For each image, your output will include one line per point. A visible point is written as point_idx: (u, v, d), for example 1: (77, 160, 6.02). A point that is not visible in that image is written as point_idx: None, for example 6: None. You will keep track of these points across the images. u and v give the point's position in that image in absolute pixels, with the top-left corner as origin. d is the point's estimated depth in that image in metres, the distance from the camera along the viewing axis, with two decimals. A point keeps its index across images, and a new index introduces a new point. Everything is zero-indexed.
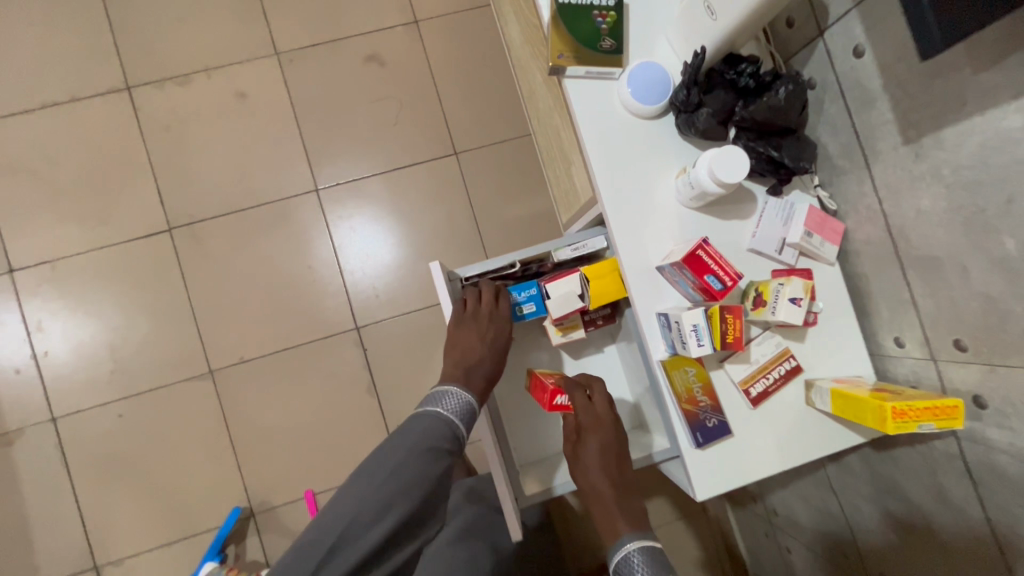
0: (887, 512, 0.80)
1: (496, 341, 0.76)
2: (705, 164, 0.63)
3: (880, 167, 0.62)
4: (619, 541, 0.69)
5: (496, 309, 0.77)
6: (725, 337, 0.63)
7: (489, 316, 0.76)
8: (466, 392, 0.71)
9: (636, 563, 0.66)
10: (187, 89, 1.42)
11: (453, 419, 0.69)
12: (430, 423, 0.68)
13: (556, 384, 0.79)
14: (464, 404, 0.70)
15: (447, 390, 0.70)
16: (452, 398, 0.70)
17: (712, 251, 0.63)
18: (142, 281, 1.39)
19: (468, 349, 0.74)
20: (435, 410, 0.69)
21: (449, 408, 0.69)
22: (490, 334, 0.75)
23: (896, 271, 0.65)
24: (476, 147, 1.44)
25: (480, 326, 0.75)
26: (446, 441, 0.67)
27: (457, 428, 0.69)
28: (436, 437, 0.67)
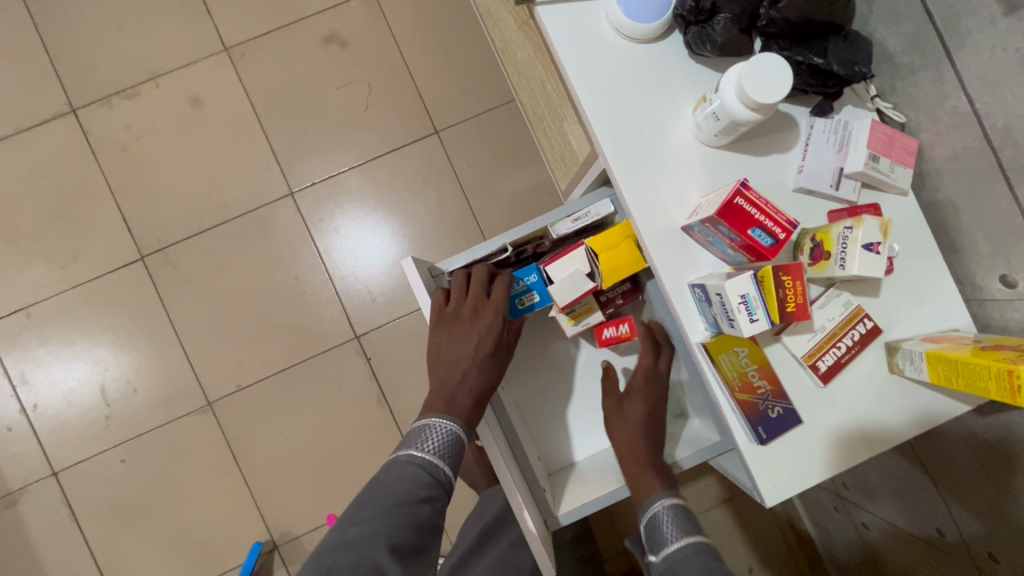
0: (997, 488, 0.65)
1: (486, 345, 0.64)
2: (732, 85, 0.48)
3: (969, 55, 0.48)
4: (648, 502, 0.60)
5: (483, 306, 0.65)
6: (784, 305, 0.49)
7: (473, 314, 0.64)
8: (450, 421, 0.58)
9: (664, 522, 0.56)
10: (137, 103, 1.30)
11: (435, 459, 0.56)
12: (408, 468, 0.54)
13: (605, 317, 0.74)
14: (450, 440, 0.57)
15: (428, 424, 0.58)
16: (434, 432, 0.58)
17: (753, 197, 0.49)
18: (123, 316, 1.29)
19: (455, 351, 0.64)
20: (413, 451, 0.56)
21: (430, 446, 0.57)
22: (478, 336, 0.64)
23: (999, 188, 0.49)
24: (459, 121, 1.29)
25: (465, 328, 0.64)
26: (427, 486, 0.54)
27: (442, 469, 0.56)
28: (415, 481, 0.54)
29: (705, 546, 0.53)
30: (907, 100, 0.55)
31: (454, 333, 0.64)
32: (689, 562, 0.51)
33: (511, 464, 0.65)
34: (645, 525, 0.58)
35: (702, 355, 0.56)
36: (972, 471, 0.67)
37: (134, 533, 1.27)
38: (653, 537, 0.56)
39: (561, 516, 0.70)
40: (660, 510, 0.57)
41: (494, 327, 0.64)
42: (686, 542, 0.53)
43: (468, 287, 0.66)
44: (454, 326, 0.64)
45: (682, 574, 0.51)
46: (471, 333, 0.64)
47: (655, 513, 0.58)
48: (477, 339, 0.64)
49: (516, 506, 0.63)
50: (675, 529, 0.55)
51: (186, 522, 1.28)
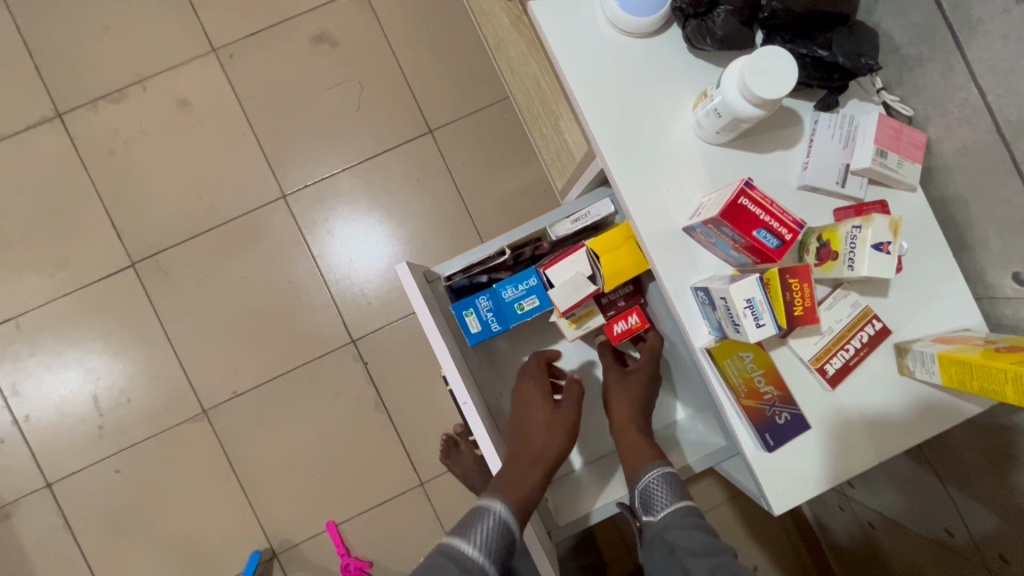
0: (1007, 488, 0.63)
1: (561, 436, 0.64)
2: (735, 78, 0.46)
3: (979, 46, 0.46)
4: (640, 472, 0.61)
5: (557, 409, 0.66)
6: (791, 309, 0.47)
7: (544, 411, 0.66)
8: (503, 509, 0.55)
9: (656, 491, 0.59)
10: (125, 107, 1.27)
11: (482, 552, 0.52)
12: (446, 559, 0.52)
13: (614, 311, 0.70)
14: (498, 530, 0.54)
15: (480, 512, 0.55)
16: (482, 519, 0.54)
17: (758, 196, 0.47)
18: (115, 324, 1.27)
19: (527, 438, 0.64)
20: (462, 541, 0.53)
21: (477, 537, 0.53)
22: (554, 432, 0.64)
23: (1012, 184, 0.47)
24: (452, 120, 1.27)
25: (537, 419, 0.65)
26: None
27: (487, 565, 0.52)
28: (450, 573, 0.51)
29: (692, 510, 0.57)
30: (914, 94, 0.53)
31: (527, 428, 0.65)
32: (679, 525, 0.55)
33: None
34: (638, 494, 0.61)
35: (705, 358, 0.54)
36: (982, 472, 0.66)
37: (131, 543, 1.26)
38: (645, 504, 0.59)
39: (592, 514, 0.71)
40: (650, 480, 0.60)
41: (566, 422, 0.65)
42: (676, 508, 0.57)
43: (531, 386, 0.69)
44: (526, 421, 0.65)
45: (675, 537, 0.54)
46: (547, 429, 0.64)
47: (646, 482, 0.60)
48: (548, 435, 0.63)
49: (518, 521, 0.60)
50: (665, 495, 0.58)
51: (184, 531, 1.26)
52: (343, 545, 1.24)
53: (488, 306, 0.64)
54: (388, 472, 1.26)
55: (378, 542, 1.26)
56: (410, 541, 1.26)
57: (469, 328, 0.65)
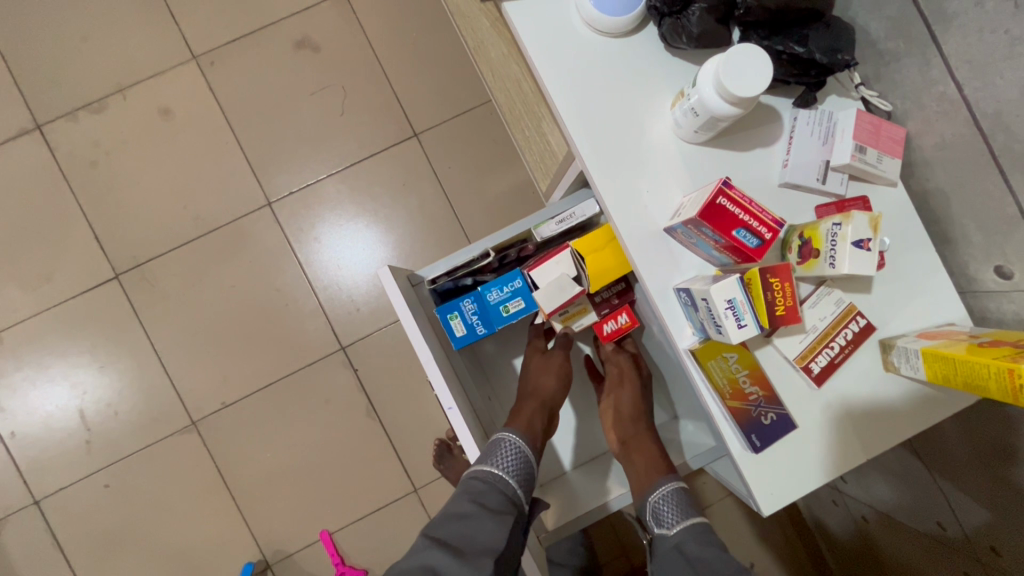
0: (997, 482, 0.63)
1: (557, 376, 0.69)
2: (711, 75, 0.45)
3: (954, 39, 0.45)
4: (655, 487, 0.61)
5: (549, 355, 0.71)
6: (773, 309, 0.47)
7: (542, 361, 0.71)
8: (519, 438, 0.59)
9: (667, 507, 0.59)
10: (106, 116, 1.26)
11: (507, 475, 0.57)
12: (475, 484, 0.55)
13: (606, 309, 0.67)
14: (518, 455, 0.58)
15: (500, 441, 0.58)
16: (501, 447, 0.58)
17: (737, 196, 0.46)
18: (100, 336, 1.25)
19: (535, 385, 0.68)
20: (489, 466, 0.57)
21: (501, 461, 0.57)
22: (554, 373, 0.70)
23: (992, 177, 0.47)
24: (438, 123, 1.26)
25: (536, 366, 0.71)
26: (498, 500, 0.55)
27: (513, 486, 0.57)
28: (484, 496, 0.55)
29: (704, 526, 0.56)
30: (892, 88, 0.52)
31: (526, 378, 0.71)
32: (691, 541, 0.54)
33: None
34: (648, 508, 0.61)
35: (690, 360, 0.54)
36: (972, 466, 0.66)
37: (121, 558, 1.24)
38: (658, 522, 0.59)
39: (610, 503, 0.72)
40: (661, 497, 0.60)
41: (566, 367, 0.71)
42: (688, 523, 0.56)
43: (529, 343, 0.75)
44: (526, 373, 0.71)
45: (689, 551, 0.53)
46: (544, 372, 0.70)
47: (658, 497, 0.60)
48: (548, 377, 0.69)
49: None
50: (675, 512, 0.58)
51: (175, 545, 1.24)
52: (337, 554, 1.23)
53: (472, 309, 0.62)
54: (381, 479, 1.25)
55: (372, 550, 1.25)
56: (404, 549, 1.25)
57: (453, 332, 0.63)
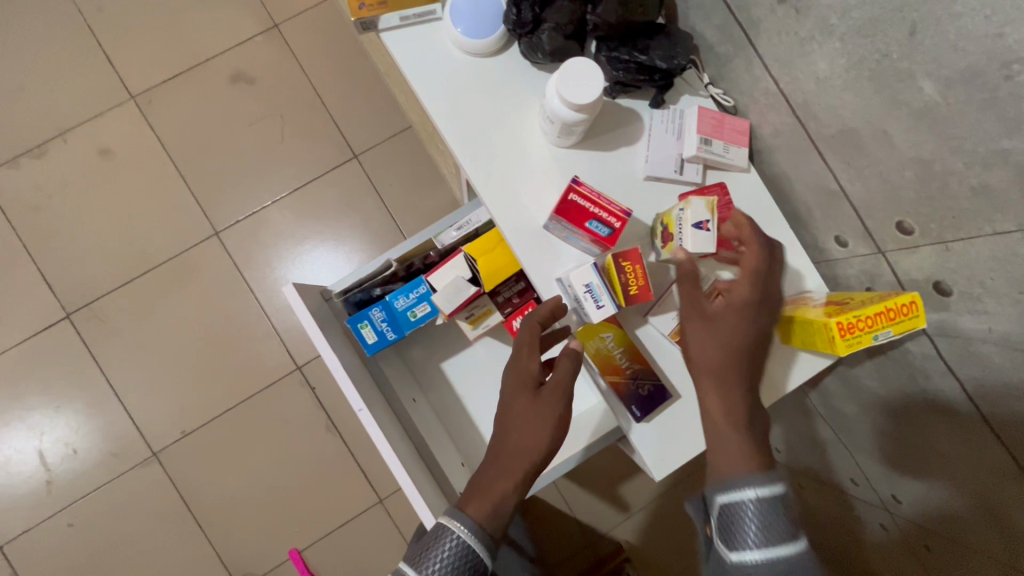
0: (880, 431, 0.66)
1: (551, 431, 0.52)
2: (553, 93, 0.51)
3: (764, 41, 0.51)
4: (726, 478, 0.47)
5: (540, 399, 0.53)
6: (628, 289, 0.53)
7: (525, 407, 0.53)
8: (459, 532, 0.48)
9: (748, 514, 0.45)
10: (48, 161, 1.28)
11: None
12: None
13: (515, 304, 0.70)
14: (460, 560, 0.48)
15: (443, 530, 0.49)
16: (442, 542, 0.48)
17: (586, 191, 0.52)
18: (55, 377, 1.26)
19: (514, 447, 0.52)
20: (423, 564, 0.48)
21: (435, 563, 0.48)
22: (536, 428, 0.52)
23: (815, 158, 0.53)
24: (376, 144, 1.31)
25: (517, 413, 0.53)
26: None
27: None
28: None
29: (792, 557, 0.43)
30: (732, 86, 0.59)
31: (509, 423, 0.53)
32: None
33: (422, 476, 0.66)
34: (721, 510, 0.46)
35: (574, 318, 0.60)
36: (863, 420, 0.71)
37: None
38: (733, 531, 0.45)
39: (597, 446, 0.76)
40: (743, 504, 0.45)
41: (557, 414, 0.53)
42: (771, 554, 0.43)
43: (514, 364, 0.55)
44: (502, 415, 0.54)
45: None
46: (530, 426, 0.52)
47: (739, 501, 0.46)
48: (530, 435, 0.52)
49: (425, 520, 0.62)
50: (761, 530, 0.44)
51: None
52: (307, 571, 1.25)
53: (382, 316, 0.66)
54: (345, 494, 1.28)
55: (342, 564, 1.27)
56: (374, 561, 1.27)
57: (366, 339, 0.67)
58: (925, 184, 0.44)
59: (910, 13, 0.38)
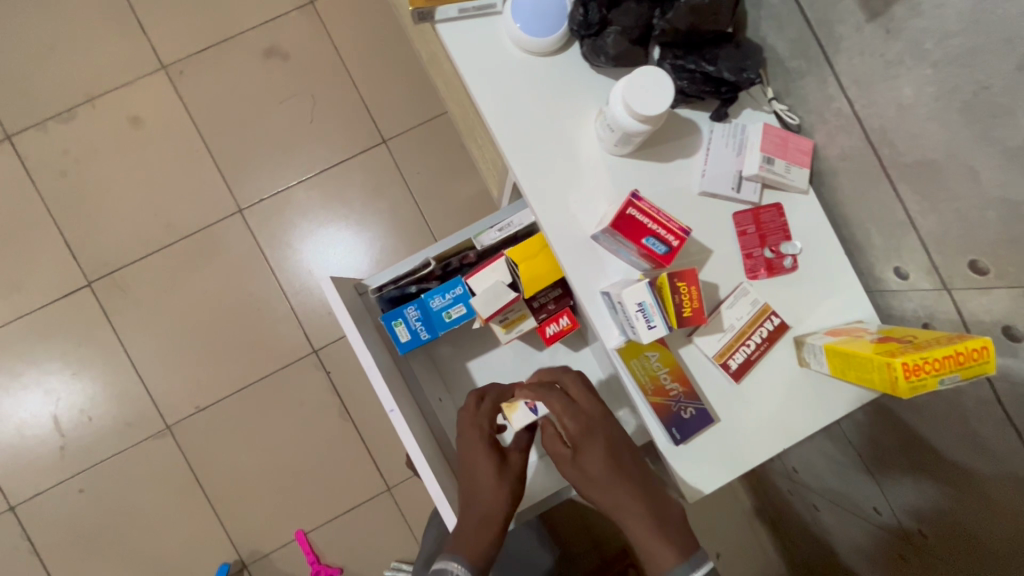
0: (916, 465, 0.67)
1: (512, 486, 0.58)
2: (619, 96, 0.49)
3: (843, 59, 0.49)
4: None
5: (505, 463, 0.59)
6: (680, 311, 0.51)
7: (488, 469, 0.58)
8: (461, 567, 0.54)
9: None
10: (76, 127, 1.27)
11: None
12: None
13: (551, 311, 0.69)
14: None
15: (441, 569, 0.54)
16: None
17: (645, 207, 0.50)
18: (72, 344, 1.27)
19: (479, 502, 0.57)
20: None
21: None
22: (501, 485, 0.57)
23: (884, 186, 0.51)
24: (406, 129, 1.29)
25: (482, 477, 0.58)
26: None
27: None
28: None
29: None
30: (799, 103, 0.56)
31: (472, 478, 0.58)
32: None
33: (446, 479, 0.65)
34: None
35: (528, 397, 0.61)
36: (896, 452, 0.70)
37: (97, 562, 1.26)
38: None
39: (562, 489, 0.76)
40: None
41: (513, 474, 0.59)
42: None
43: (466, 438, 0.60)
44: (468, 481, 0.59)
45: None
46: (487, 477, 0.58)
47: None
48: (498, 495, 0.57)
49: (447, 517, 0.62)
50: None
51: (152, 547, 1.26)
52: (312, 552, 1.26)
53: (416, 315, 0.65)
54: (354, 479, 1.28)
55: (347, 548, 1.28)
56: (378, 547, 1.28)
57: (399, 338, 0.66)
58: (1010, 226, 0.42)
59: (1019, 46, 0.36)
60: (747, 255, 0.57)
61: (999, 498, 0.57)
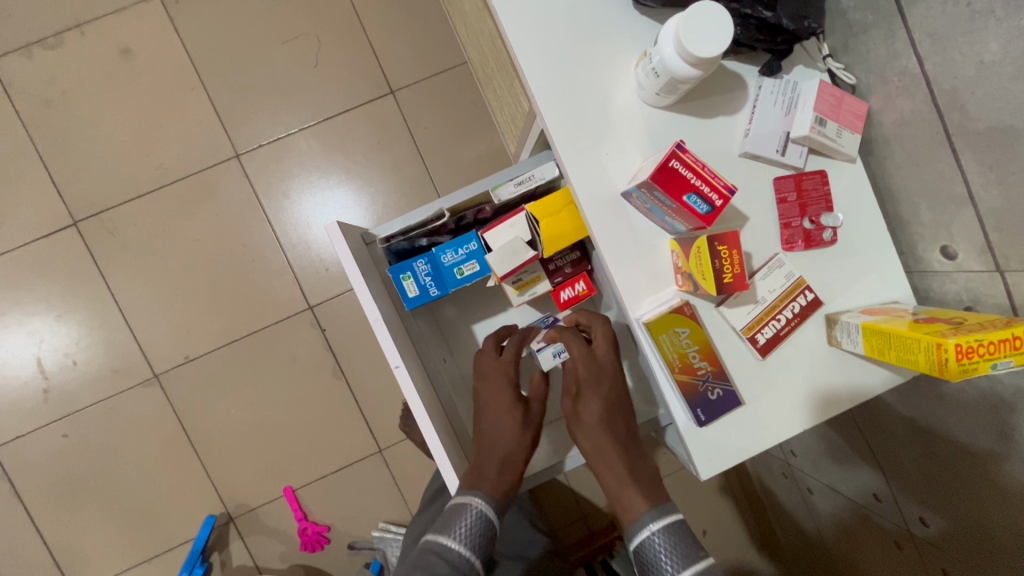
0: (929, 455, 0.66)
1: (528, 431, 0.60)
2: (670, 36, 0.45)
3: (920, 10, 0.45)
4: (636, 525, 0.52)
5: (525, 411, 0.61)
6: (721, 277, 0.49)
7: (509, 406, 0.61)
8: (481, 498, 0.55)
9: (660, 545, 0.51)
10: (64, 53, 1.19)
11: (464, 552, 0.53)
12: (437, 564, 0.52)
13: (568, 275, 0.66)
14: (480, 529, 0.55)
15: (460, 504, 0.56)
16: (464, 516, 0.55)
17: (688, 160, 0.47)
18: (57, 285, 1.21)
19: (496, 440, 0.59)
20: (450, 539, 0.54)
21: (461, 533, 0.55)
22: (518, 427, 0.60)
23: (944, 155, 0.47)
24: (415, 81, 1.22)
25: (501, 412, 0.60)
26: None
27: (470, 564, 0.53)
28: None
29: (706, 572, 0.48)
30: (858, 61, 0.52)
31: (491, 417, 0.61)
32: None
33: (448, 442, 0.62)
34: (636, 550, 0.52)
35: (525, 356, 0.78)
36: (907, 440, 0.68)
37: (80, 508, 1.24)
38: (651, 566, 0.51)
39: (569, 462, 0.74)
40: (652, 533, 0.51)
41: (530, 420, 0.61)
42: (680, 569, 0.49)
43: (490, 381, 0.62)
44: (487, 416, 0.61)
45: None
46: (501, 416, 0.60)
47: (648, 536, 0.51)
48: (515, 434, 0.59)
49: (447, 476, 0.59)
50: (673, 555, 0.50)
51: (136, 495, 1.24)
52: (300, 509, 1.25)
53: (426, 270, 0.62)
54: (344, 439, 1.26)
55: (334, 507, 1.26)
56: (366, 507, 1.27)
57: (406, 293, 0.62)
58: None
59: None
60: (785, 224, 0.54)
61: (1019, 491, 0.55)
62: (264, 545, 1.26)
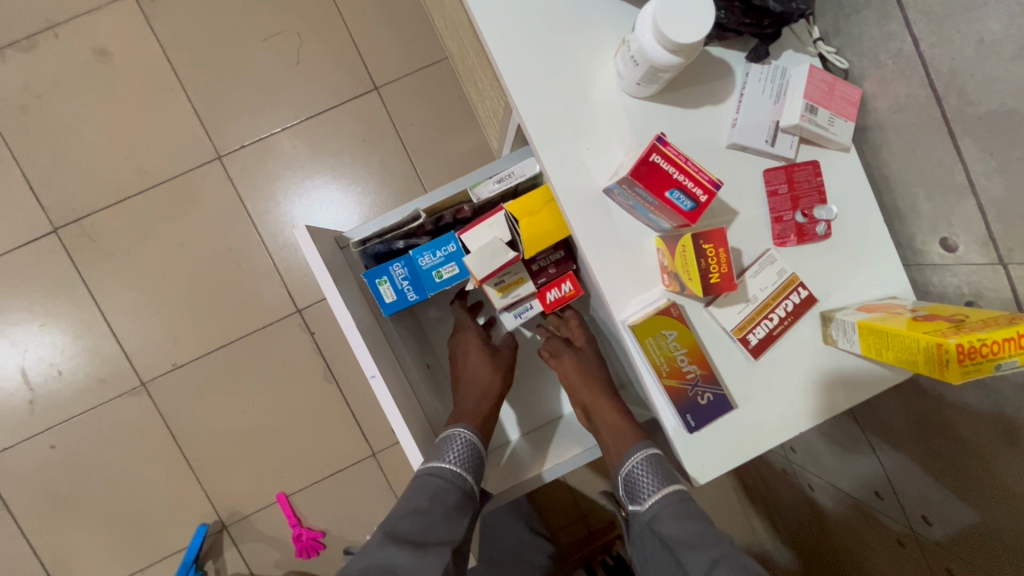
0: (932, 452, 0.63)
1: (502, 375, 0.67)
2: (648, 20, 0.42)
3: None
4: (625, 452, 0.56)
5: (496, 354, 0.68)
6: (708, 276, 0.46)
7: (482, 361, 0.67)
8: (465, 431, 0.59)
9: (641, 471, 0.54)
10: (39, 57, 1.16)
11: (459, 470, 0.56)
12: (433, 483, 0.54)
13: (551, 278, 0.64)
14: (470, 450, 0.57)
15: (448, 435, 0.58)
16: (452, 444, 0.57)
17: (671, 153, 0.44)
18: (39, 293, 1.19)
19: (479, 389, 0.65)
20: (441, 462, 0.56)
21: (452, 455, 0.57)
22: (495, 370, 0.67)
23: (942, 141, 0.45)
24: (399, 77, 1.19)
25: (476, 365, 0.67)
26: (451, 497, 0.54)
27: (466, 481, 0.56)
28: (444, 495, 0.54)
29: (681, 494, 0.52)
30: (850, 44, 0.49)
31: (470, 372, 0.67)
32: (663, 519, 0.51)
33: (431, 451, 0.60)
34: (621, 481, 0.56)
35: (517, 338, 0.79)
36: (909, 437, 0.66)
37: (71, 518, 1.22)
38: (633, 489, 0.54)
39: (544, 473, 0.68)
40: (634, 463, 0.55)
41: (503, 364, 0.68)
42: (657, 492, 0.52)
43: (466, 334, 0.70)
44: (467, 371, 0.67)
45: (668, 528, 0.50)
46: (479, 370, 0.67)
47: (633, 463, 0.55)
48: (489, 374, 0.66)
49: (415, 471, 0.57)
50: (651, 479, 0.53)
51: (127, 505, 1.23)
52: (293, 515, 1.23)
53: (403, 274, 0.59)
54: (338, 444, 1.24)
55: (328, 512, 1.25)
56: (361, 511, 1.25)
57: (383, 298, 0.60)
58: None
59: None
60: (776, 218, 0.51)
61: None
62: (258, 552, 1.24)
